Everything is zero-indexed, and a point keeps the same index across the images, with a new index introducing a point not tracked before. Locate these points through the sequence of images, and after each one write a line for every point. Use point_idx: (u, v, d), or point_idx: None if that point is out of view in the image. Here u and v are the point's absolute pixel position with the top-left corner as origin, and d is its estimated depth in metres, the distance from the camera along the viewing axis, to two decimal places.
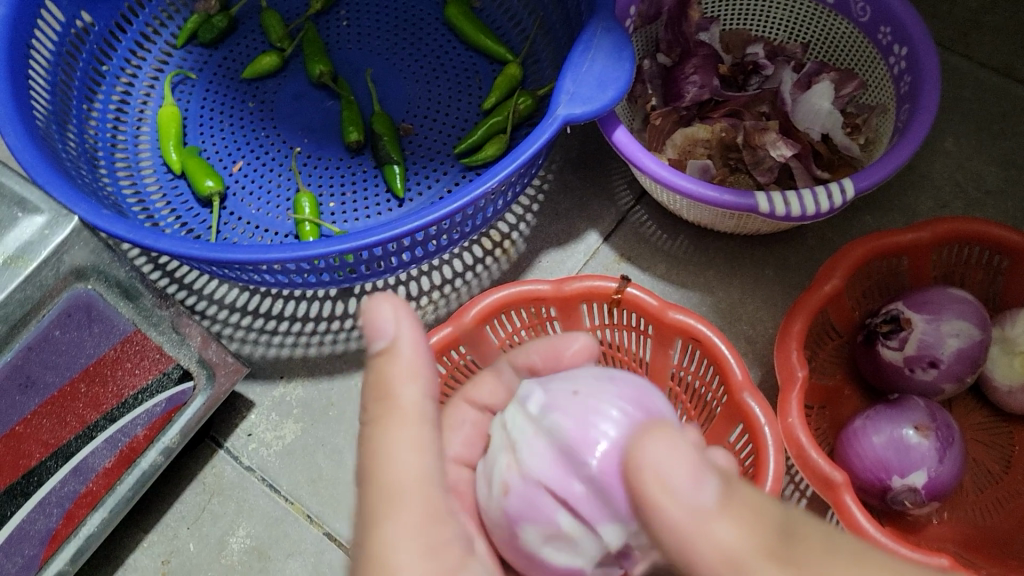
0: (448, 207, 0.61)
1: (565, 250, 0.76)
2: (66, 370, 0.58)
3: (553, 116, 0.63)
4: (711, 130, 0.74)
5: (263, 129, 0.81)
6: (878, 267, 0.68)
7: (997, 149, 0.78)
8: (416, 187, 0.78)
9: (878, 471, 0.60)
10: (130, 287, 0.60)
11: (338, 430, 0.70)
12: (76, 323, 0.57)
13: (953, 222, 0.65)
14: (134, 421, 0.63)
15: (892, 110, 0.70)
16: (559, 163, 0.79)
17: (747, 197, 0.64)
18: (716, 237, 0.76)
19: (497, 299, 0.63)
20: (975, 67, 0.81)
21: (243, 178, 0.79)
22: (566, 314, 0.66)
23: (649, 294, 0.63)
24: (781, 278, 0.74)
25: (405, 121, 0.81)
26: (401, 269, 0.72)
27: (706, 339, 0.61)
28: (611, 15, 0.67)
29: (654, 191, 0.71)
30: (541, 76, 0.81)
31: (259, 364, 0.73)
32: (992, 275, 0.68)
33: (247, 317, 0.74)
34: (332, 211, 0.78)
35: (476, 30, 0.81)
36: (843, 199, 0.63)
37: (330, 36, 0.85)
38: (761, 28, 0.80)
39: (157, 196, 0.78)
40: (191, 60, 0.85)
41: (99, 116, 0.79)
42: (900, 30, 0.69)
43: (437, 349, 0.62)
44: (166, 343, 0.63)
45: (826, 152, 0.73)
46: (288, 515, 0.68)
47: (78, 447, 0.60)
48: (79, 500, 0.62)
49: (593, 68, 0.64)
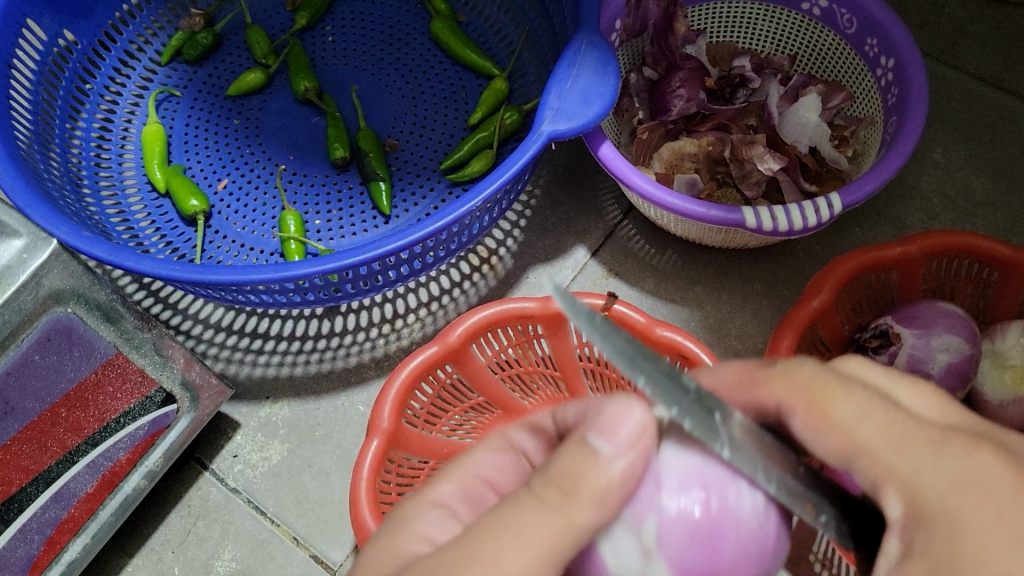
0: (432, 225, 0.61)
1: (553, 266, 0.76)
2: (45, 396, 0.58)
3: (538, 133, 0.63)
4: (699, 144, 0.74)
5: (248, 146, 0.81)
6: (867, 281, 0.67)
7: (986, 159, 0.77)
8: (403, 204, 0.78)
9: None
10: (110, 310, 0.60)
11: (324, 450, 0.70)
12: (55, 347, 0.58)
13: (941, 234, 0.64)
14: (116, 444, 0.61)
15: (880, 123, 0.70)
16: (546, 178, 0.79)
17: (735, 212, 0.63)
18: (704, 251, 0.75)
19: (483, 318, 0.62)
20: (962, 77, 0.81)
21: (228, 197, 0.79)
22: (553, 331, 0.65)
23: (636, 310, 0.63)
24: (770, 292, 0.73)
25: (391, 136, 0.80)
26: (388, 287, 0.71)
27: (693, 356, 0.61)
28: (595, 30, 0.66)
29: (642, 206, 0.71)
30: (527, 90, 0.80)
31: (245, 384, 0.72)
32: (982, 287, 0.68)
33: (233, 336, 0.74)
34: (318, 228, 0.77)
35: (462, 45, 0.81)
36: (830, 214, 0.62)
37: (315, 52, 0.85)
38: (748, 40, 0.79)
39: (141, 215, 0.78)
40: (175, 77, 0.84)
41: (83, 135, 0.79)
42: (886, 41, 0.68)
43: (422, 370, 0.61)
44: (148, 366, 0.62)
45: (814, 166, 0.73)
46: (274, 538, 0.67)
47: (59, 472, 0.59)
48: (61, 525, 0.59)
49: (578, 84, 0.64)
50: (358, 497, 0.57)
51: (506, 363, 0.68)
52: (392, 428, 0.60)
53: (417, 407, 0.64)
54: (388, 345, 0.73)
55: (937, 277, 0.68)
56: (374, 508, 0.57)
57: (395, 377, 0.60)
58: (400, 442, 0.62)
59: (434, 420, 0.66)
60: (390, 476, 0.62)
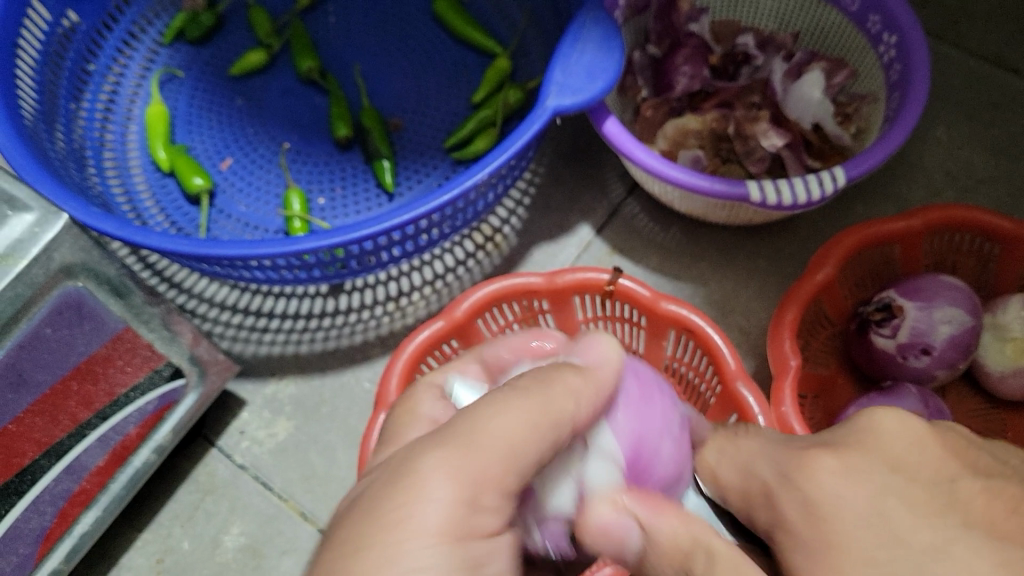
0: (438, 200, 0.61)
1: (557, 243, 0.76)
2: (56, 369, 0.57)
3: (542, 107, 0.63)
4: (702, 120, 0.74)
5: (252, 126, 0.81)
6: (869, 256, 0.68)
7: (987, 137, 0.78)
8: (406, 182, 0.78)
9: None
10: (120, 284, 0.59)
11: (330, 427, 0.70)
12: (66, 321, 0.56)
13: (943, 209, 0.65)
14: (127, 418, 0.63)
15: (882, 100, 0.70)
16: (550, 156, 0.79)
17: (739, 186, 0.63)
18: (707, 228, 0.75)
19: (488, 293, 0.62)
20: (964, 56, 0.81)
21: (233, 176, 0.79)
22: (559, 306, 0.66)
23: (642, 285, 0.63)
24: (773, 268, 0.74)
25: (394, 116, 0.81)
26: (392, 264, 0.72)
27: (699, 330, 0.61)
28: (600, 6, 0.66)
29: (646, 182, 0.71)
30: (530, 69, 0.81)
31: (250, 362, 0.72)
32: (984, 262, 0.68)
33: (238, 315, 0.74)
34: (322, 207, 0.77)
35: (465, 24, 0.81)
36: (834, 187, 0.62)
37: (317, 32, 0.84)
38: (751, 18, 0.79)
39: (146, 195, 0.78)
40: (178, 58, 0.84)
41: (87, 115, 0.79)
42: (889, 19, 0.69)
43: (429, 345, 0.62)
44: (157, 341, 0.62)
45: (818, 141, 0.73)
46: (282, 513, 0.68)
47: (71, 444, 0.60)
48: (73, 498, 0.62)
49: (582, 59, 0.64)
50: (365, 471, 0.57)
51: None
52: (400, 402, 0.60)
53: None
54: (393, 323, 0.73)
55: (940, 252, 0.69)
56: None
57: (402, 352, 0.60)
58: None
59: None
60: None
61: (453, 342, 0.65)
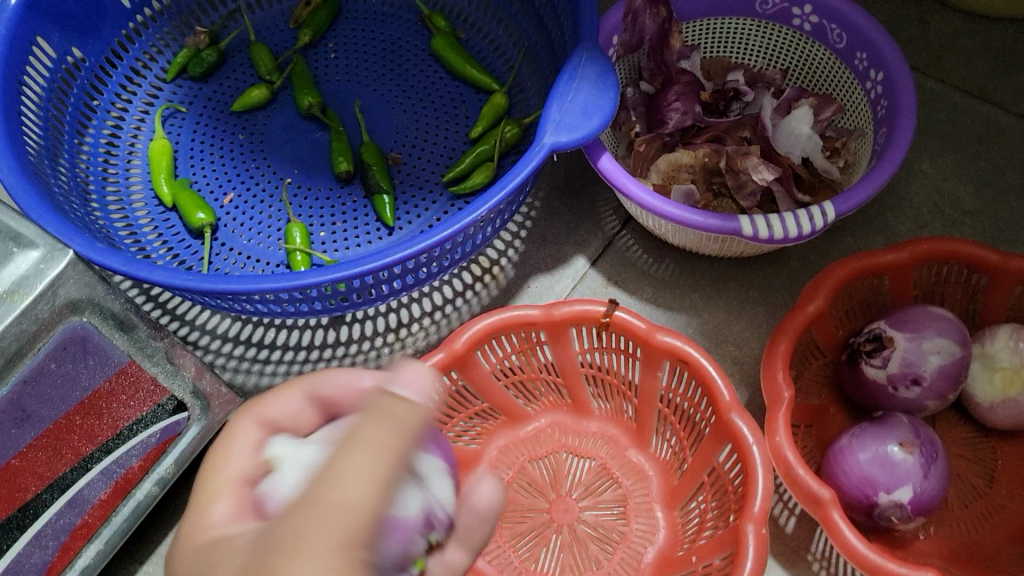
0: (438, 235, 0.63)
1: (553, 275, 0.78)
2: (61, 404, 0.59)
3: (539, 143, 0.64)
4: (695, 155, 0.75)
5: (253, 160, 0.82)
6: (861, 287, 0.69)
7: (973, 169, 0.79)
8: (405, 216, 0.79)
9: (864, 487, 0.61)
10: (125, 319, 0.62)
11: None
12: (70, 356, 0.59)
13: (931, 242, 0.66)
14: (130, 451, 0.62)
15: (870, 135, 0.72)
16: (546, 190, 0.81)
17: (731, 221, 0.65)
18: (700, 260, 0.77)
19: (486, 324, 0.64)
20: (949, 90, 0.83)
21: (234, 210, 0.80)
22: (555, 338, 0.67)
23: (637, 317, 0.64)
24: (765, 299, 0.75)
25: (393, 150, 0.82)
26: (393, 296, 0.73)
27: (694, 361, 0.62)
28: (594, 45, 0.68)
29: (640, 216, 0.73)
30: (526, 104, 0.83)
31: (252, 393, 0.73)
32: (971, 293, 0.70)
33: (240, 346, 0.75)
34: (323, 240, 0.78)
35: (462, 61, 0.83)
36: (824, 222, 0.64)
37: (318, 68, 0.87)
38: (741, 55, 0.82)
39: (148, 228, 0.79)
40: (180, 93, 0.86)
41: (91, 150, 0.80)
42: (876, 56, 0.71)
43: (431, 374, 0.63)
44: (160, 374, 0.63)
45: (807, 175, 0.75)
46: None
47: (73, 479, 0.60)
48: (74, 532, 0.60)
49: (578, 97, 0.66)
50: None
51: (509, 370, 0.70)
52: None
53: None
54: (393, 353, 0.75)
55: (928, 284, 0.70)
56: None
57: None
58: None
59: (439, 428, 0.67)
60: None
61: (454, 372, 0.66)
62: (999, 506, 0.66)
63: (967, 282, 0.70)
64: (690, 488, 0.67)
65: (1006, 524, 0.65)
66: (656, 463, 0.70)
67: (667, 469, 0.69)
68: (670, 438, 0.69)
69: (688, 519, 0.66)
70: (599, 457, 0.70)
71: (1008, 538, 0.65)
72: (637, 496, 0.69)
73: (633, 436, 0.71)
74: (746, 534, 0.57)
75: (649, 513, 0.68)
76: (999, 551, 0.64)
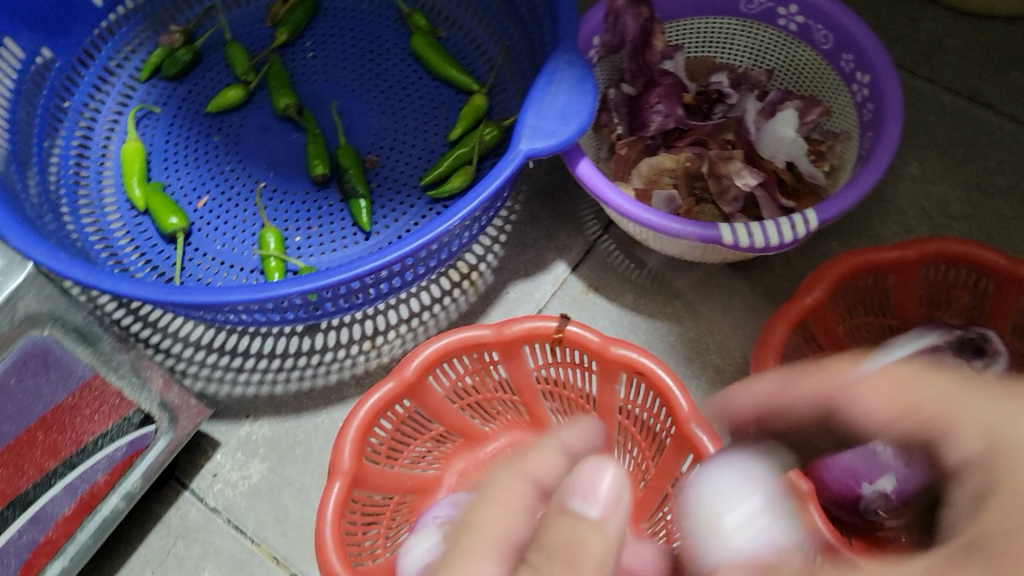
0: (411, 244, 0.61)
1: (533, 281, 0.76)
2: (21, 420, 0.57)
3: (515, 150, 0.63)
4: (677, 159, 0.74)
5: (228, 163, 0.81)
6: (864, 283, 0.68)
7: (962, 173, 0.78)
8: (382, 220, 0.78)
9: (846, 479, 0.60)
10: (88, 331, 0.60)
11: (304, 469, 0.69)
12: (31, 371, 0.57)
13: (939, 242, 0.65)
14: (94, 466, 0.61)
15: (856, 138, 0.70)
16: (526, 193, 0.79)
17: (711, 229, 0.64)
18: (683, 266, 0.75)
19: (436, 349, 0.63)
20: (938, 90, 0.81)
21: (208, 214, 0.79)
22: (508, 357, 0.66)
23: (591, 331, 0.63)
24: (749, 306, 0.73)
25: (370, 153, 0.80)
26: (368, 304, 0.72)
27: (650, 372, 0.61)
28: (573, 48, 0.66)
29: (620, 221, 0.71)
30: (506, 106, 0.81)
31: (224, 403, 0.72)
32: (979, 298, 0.68)
33: (213, 354, 0.74)
34: (298, 245, 0.77)
35: (442, 61, 0.81)
36: (806, 230, 0.63)
37: (295, 68, 0.85)
38: (726, 55, 0.80)
39: (120, 233, 0.77)
40: (155, 94, 0.84)
41: (61, 153, 0.79)
42: (862, 58, 0.69)
43: (380, 407, 0.62)
44: (126, 387, 0.62)
45: (791, 180, 0.73)
46: (254, 557, 0.67)
47: (37, 494, 0.58)
48: (39, 548, 0.59)
49: (555, 102, 0.64)
50: (324, 543, 0.57)
51: (464, 392, 0.68)
52: (354, 468, 0.60)
53: (378, 441, 0.64)
54: (369, 362, 0.73)
55: (934, 285, 0.69)
56: (341, 551, 0.57)
57: (353, 416, 0.60)
58: (363, 482, 0.62)
59: (396, 454, 0.66)
60: (355, 513, 0.61)
61: (405, 402, 0.65)
62: None
63: (974, 286, 0.68)
64: (655, 500, 0.66)
65: None
66: None
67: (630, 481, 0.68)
68: (632, 451, 0.68)
69: (656, 533, 0.65)
70: None
71: None
72: None
73: None
74: None
75: None
76: None
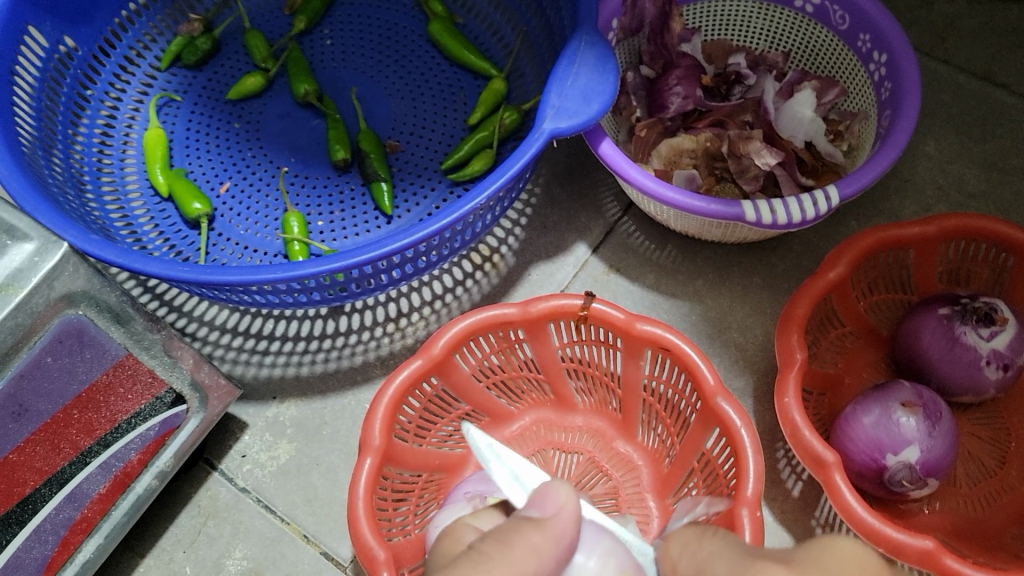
0: (437, 223, 0.62)
1: (554, 263, 0.77)
2: (58, 399, 0.57)
3: (539, 130, 0.64)
4: (697, 140, 0.74)
5: (249, 149, 0.81)
6: (883, 259, 0.69)
7: (978, 152, 0.78)
8: (404, 204, 0.78)
9: (871, 451, 0.61)
10: (121, 311, 0.60)
11: (332, 449, 0.70)
12: (67, 349, 0.57)
13: (960, 217, 0.65)
14: (127, 445, 0.62)
15: (873, 117, 0.71)
16: (546, 176, 0.80)
17: (734, 207, 0.64)
18: (702, 246, 0.76)
19: (464, 327, 0.63)
20: (953, 71, 0.82)
21: (231, 200, 0.79)
22: (534, 335, 0.66)
23: (615, 308, 0.64)
24: (768, 285, 0.74)
25: (391, 138, 0.81)
26: (392, 286, 0.72)
27: (675, 347, 0.62)
28: (594, 29, 0.67)
29: (641, 202, 0.72)
30: (525, 90, 0.81)
31: (251, 385, 0.73)
32: (998, 272, 0.69)
33: (239, 338, 0.74)
34: (321, 229, 0.78)
35: (460, 47, 0.82)
36: (828, 207, 0.63)
37: (314, 55, 0.86)
38: (743, 38, 0.81)
39: (144, 219, 0.78)
40: (175, 82, 0.85)
41: (84, 140, 0.79)
42: (879, 37, 0.70)
43: (409, 384, 0.62)
44: (158, 366, 0.62)
45: (810, 159, 0.74)
46: (284, 536, 0.68)
47: (73, 472, 0.60)
48: (74, 526, 0.61)
49: (577, 83, 0.65)
50: (357, 518, 0.57)
51: (489, 370, 0.69)
52: (384, 445, 0.60)
53: (407, 420, 0.65)
54: (393, 343, 0.74)
55: (953, 260, 0.70)
56: (374, 526, 0.57)
57: (383, 394, 0.61)
58: (393, 459, 0.62)
59: (424, 432, 0.67)
60: (385, 490, 0.62)
61: (433, 380, 0.66)
62: (1008, 487, 0.65)
63: (993, 261, 0.68)
64: (680, 476, 0.66)
65: (1012, 505, 0.64)
66: (645, 453, 0.69)
67: (656, 457, 0.69)
68: (658, 428, 0.68)
69: None
70: (587, 451, 0.70)
71: (1012, 520, 0.63)
72: (626, 486, 0.68)
73: (619, 427, 0.70)
74: (741, 521, 0.56)
75: (640, 502, 0.67)
76: (1003, 531, 0.63)
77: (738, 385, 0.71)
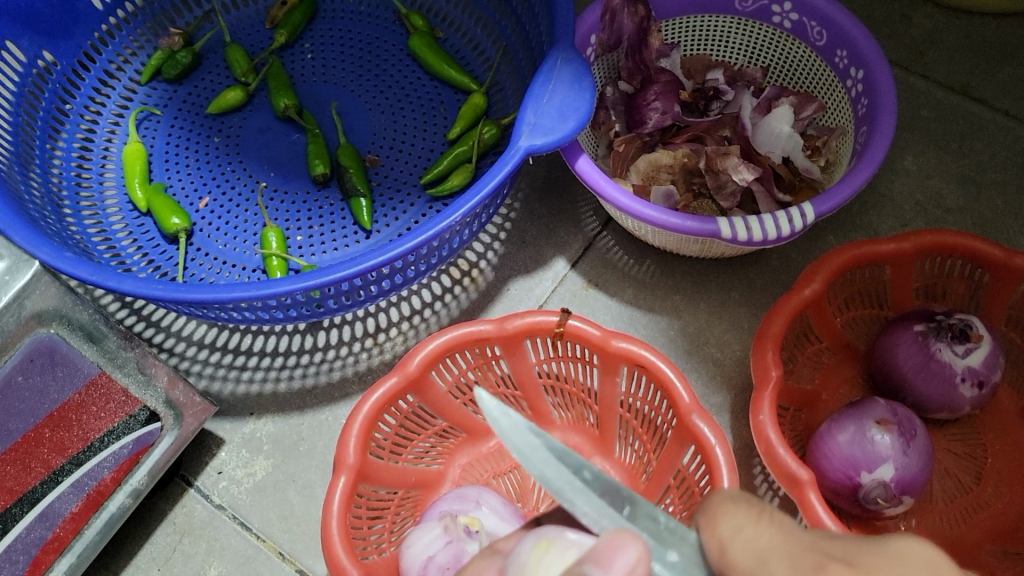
0: (412, 241, 0.62)
1: (533, 278, 0.77)
2: (29, 417, 0.59)
3: (515, 148, 0.63)
4: (675, 155, 0.74)
5: (229, 164, 0.81)
6: (860, 275, 0.69)
7: (956, 167, 0.79)
8: (383, 219, 0.78)
9: (846, 469, 0.61)
10: (93, 330, 0.62)
11: (308, 465, 0.70)
12: (38, 368, 0.60)
13: (935, 233, 0.65)
14: (101, 463, 0.60)
15: (850, 133, 0.71)
16: (525, 191, 0.80)
17: (709, 223, 0.64)
18: (681, 261, 0.76)
19: (440, 344, 0.63)
20: (932, 86, 0.82)
21: (210, 214, 0.79)
22: (510, 352, 0.66)
23: (591, 324, 0.64)
24: (747, 300, 0.74)
25: (370, 152, 0.81)
26: (370, 301, 0.72)
27: (651, 365, 0.62)
28: (571, 45, 0.67)
29: (619, 217, 0.72)
30: (505, 104, 0.81)
31: (229, 401, 0.72)
32: (974, 288, 0.69)
33: (217, 353, 0.74)
34: (300, 244, 0.77)
35: (440, 61, 0.82)
36: (803, 223, 0.63)
37: (294, 69, 0.86)
38: (722, 53, 0.81)
39: (123, 234, 0.78)
40: (155, 96, 0.85)
41: (63, 155, 0.79)
42: (856, 54, 0.70)
43: (385, 401, 0.62)
44: (132, 385, 0.62)
45: (788, 175, 0.74)
46: (260, 553, 0.67)
47: (44, 492, 0.59)
48: (46, 545, 0.59)
49: (553, 100, 0.65)
50: (330, 536, 0.57)
51: (467, 387, 0.69)
52: (359, 463, 0.60)
53: (382, 437, 0.65)
54: (371, 359, 0.74)
55: (929, 276, 0.70)
56: (348, 543, 0.57)
57: (357, 412, 0.61)
58: (367, 476, 0.62)
59: (400, 449, 0.67)
60: (359, 510, 0.62)
61: (409, 397, 0.65)
62: (984, 503, 0.65)
63: (969, 277, 0.69)
64: (656, 493, 0.66)
65: (989, 522, 0.64)
66: (621, 469, 0.69)
67: (632, 474, 0.69)
68: (635, 444, 0.68)
69: None
70: None
71: (988, 537, 0.64)
72: None
73: (595, 443, 0.70)
74: None
75: None
76: (978, 547, 0.63)
77: (715, 401, 0.71)
